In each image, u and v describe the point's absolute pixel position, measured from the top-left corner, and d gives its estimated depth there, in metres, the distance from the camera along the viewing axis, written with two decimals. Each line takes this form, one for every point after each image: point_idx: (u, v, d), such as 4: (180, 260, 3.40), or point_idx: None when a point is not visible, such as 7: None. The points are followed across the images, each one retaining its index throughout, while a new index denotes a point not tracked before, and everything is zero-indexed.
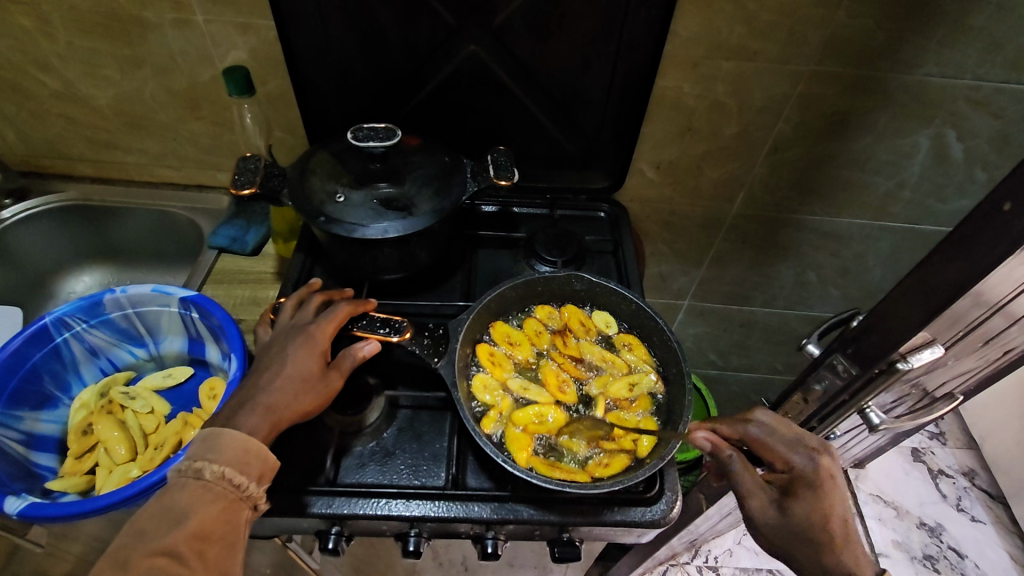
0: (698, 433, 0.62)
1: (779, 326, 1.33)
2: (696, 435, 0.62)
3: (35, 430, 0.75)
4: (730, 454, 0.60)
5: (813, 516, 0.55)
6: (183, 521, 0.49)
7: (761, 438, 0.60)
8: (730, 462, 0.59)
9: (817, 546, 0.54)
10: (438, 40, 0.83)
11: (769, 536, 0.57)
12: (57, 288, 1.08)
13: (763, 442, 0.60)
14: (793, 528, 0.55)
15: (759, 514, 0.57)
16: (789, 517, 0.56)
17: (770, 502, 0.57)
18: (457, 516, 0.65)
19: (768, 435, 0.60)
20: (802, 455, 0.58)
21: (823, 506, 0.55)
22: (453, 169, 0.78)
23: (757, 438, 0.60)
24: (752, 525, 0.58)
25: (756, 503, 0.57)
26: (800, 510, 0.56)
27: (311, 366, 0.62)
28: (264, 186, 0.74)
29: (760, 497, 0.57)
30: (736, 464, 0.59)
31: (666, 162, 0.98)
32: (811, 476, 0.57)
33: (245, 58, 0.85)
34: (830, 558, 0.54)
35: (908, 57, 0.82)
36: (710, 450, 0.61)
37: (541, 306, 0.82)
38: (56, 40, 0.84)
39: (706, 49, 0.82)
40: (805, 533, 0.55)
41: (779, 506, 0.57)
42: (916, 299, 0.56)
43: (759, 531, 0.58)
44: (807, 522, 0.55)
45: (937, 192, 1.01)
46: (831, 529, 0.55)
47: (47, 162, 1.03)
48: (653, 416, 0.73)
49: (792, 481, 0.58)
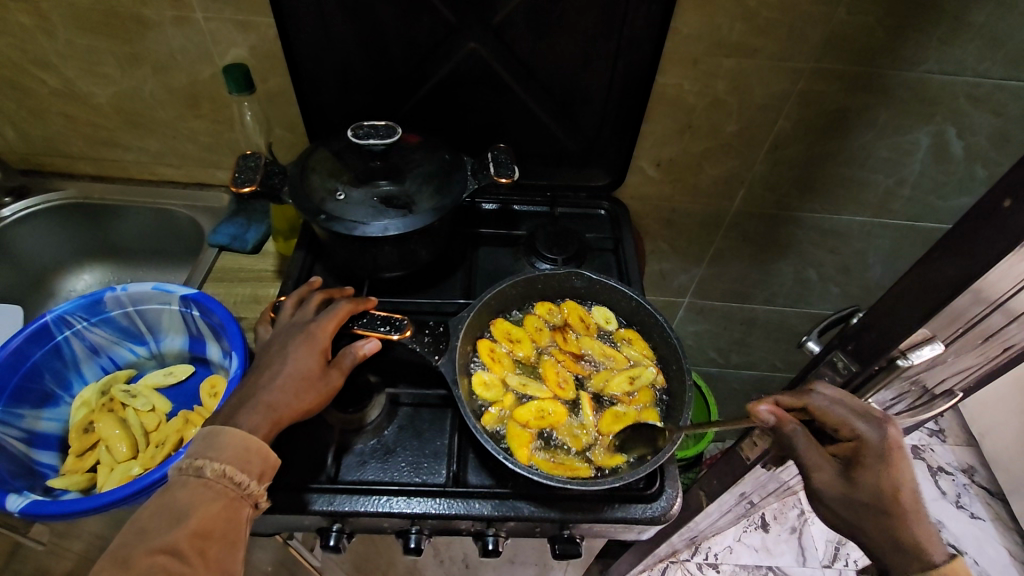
0: (759, 407, 0.58)
1: (779, 324, 1.34)
2: (758, 410, 0.58)
3: (37, 428, 0.75)
4: (794, 429, 0.57)
5: (883, 490, 0.54)
6: (184, 520, 0.49)
7: (825, 410, 0.56)
8: (793, 437, 0.57)
9: (887, 519, 0.54)
10: (438, 38, 0.83)
11: (837, 507, 0.57)
12: (58, 286, 1.08)
13: (828, 414, 0.56)
14: (862, 501, 0.55)
15: (825, 487, 0.56)
16: (857, 491, 0.55)
17: (836, 475, 0.56)
18: (458, 513, 0.65)
19: (831, 405, 0.56)
20: (869, 425, 0.55)
21: (892, 479, 0.54)
22: (454, 167, 0.78)
23: (821, 409, 0.56)
24: (819, 497, 0.58)
25: (821, 477, 0.56)
26: (868, 485, 0.54)
27: (312, 364, 0.62)
28: (264, 184, 0.74)
29: (825, 470, 0.56)
30: (799, 437, 0.57)
31: (666, 159, 0.98)
32: (880, 448, 0.54)
33: (245, 56, 0.85)
34: (903, 530, 0.54)
35: (909, 54, 0.82)
36: (773, 425, 0.57)
37: (542, 303, 0.82)
38: (55, 38, 0.84)
39: (707, 46, 0.82)
40: (874, 506, 0.54)
41: (846, 478, 0.56)
42: (917, 296, 0.56)
43: (827, 503, 0.57)
44: (875, 496, 0.54)
45: (937, 189, 1.01)
46: (901, 502, 0.54)
47: (47, 160, 1.03)
48: (653, 408, 0.73)
49: (857, 452, 0.55)
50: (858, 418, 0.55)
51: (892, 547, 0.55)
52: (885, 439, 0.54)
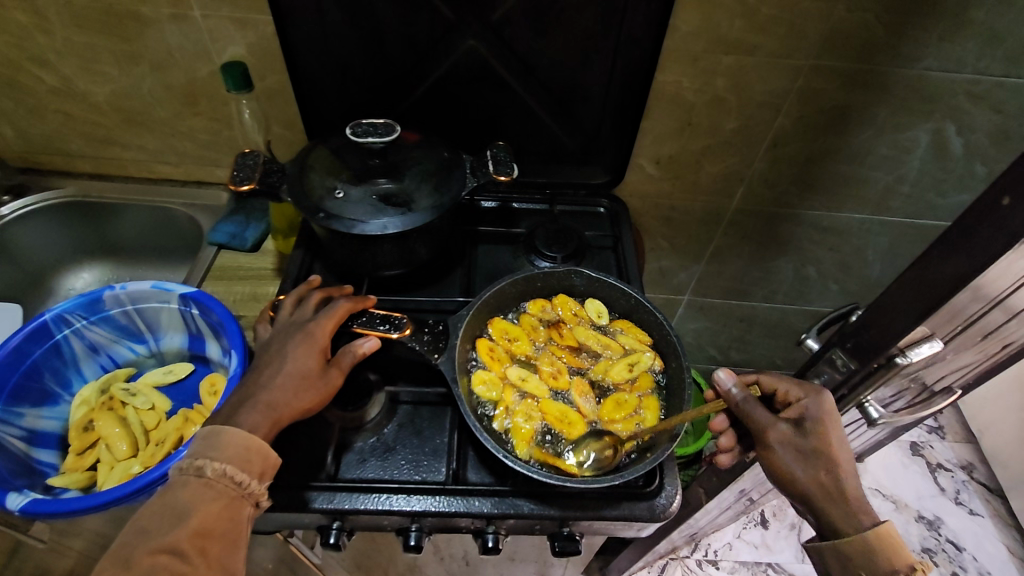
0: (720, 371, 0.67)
1: (779, 321, 1.34)
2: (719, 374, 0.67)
3: (37, 427, 0.75)
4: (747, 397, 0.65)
5: (830, 442, 0.60)
6: (185, 519, 0.49)
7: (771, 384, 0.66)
8: (748, 402, 0.65)
9: (835, 472, 0.59)
10: (437, 35, 0.82)
11: (792, 463, 0.60)
12: (57, 284, 1.08)
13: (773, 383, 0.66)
14: (813, 452, 0.60)
15: (782, 442, 0.61)
16: (809, 441, 0.60)
17: (789, 430, 0.62)
18: (458, 511, 0.66)
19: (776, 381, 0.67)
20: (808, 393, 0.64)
21: (836, 434, 0.61)
22: (452, 164, 0.78)
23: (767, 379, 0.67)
24: (773, 458, 0.61)
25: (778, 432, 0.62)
26: (818, 437, 0.61)
27: (312, 362, 0.62)
28: (262, 182, 0.74)
29: (781, 426, 0.62)
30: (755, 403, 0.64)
31: (665, 157, 0.98)
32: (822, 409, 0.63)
33: (243, 54, 0.85)
34: (846, 485, 0.59)
35: (908, 51, 0.81)
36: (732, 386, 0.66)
37: (534, 301, 0.82)
38: (53, 36, 0.84)
39: (706, 43, 0.82)
40: (824, 458, 0.60)
41: (798, 433, 0.61)
42: (915, 294, 0.56)
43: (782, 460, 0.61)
44: (825, 447, 0.60)
45: (937, 186, 1.01)
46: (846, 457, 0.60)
47: (45, 158, 1.02)
48: (654, 394, 0.74)
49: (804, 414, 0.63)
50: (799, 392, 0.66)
51: (840, 504, 0.59)
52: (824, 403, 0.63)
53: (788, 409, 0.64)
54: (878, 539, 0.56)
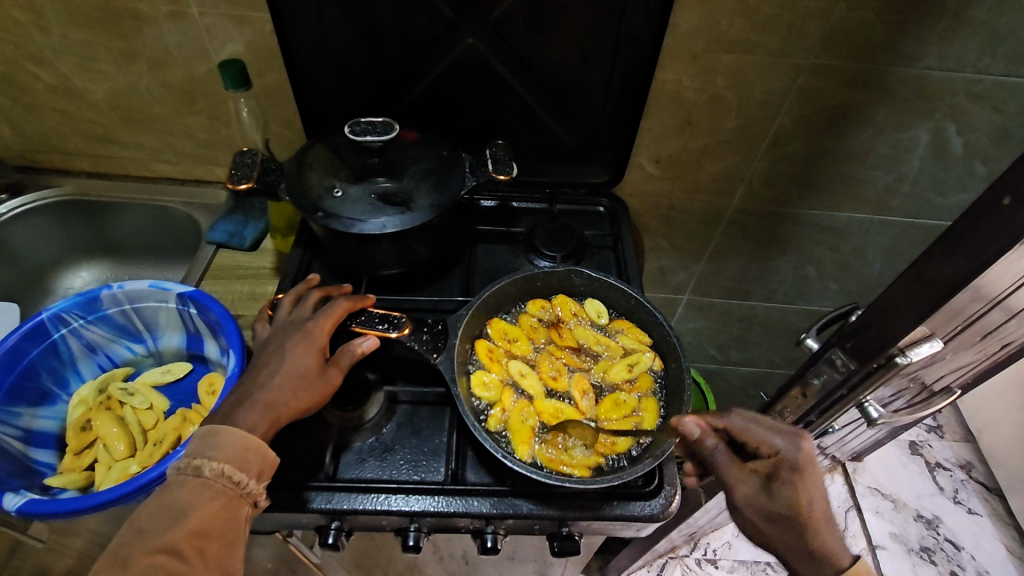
0: (686, 419, 0.62)
1: (778, 320, 1.33)
2: (685, 422, 0.62)
3: (34, 426, 0.75)
4: (716, 446, 0.61)
5: (798, 503, 0.58)
6: (183, 519, 0.49)
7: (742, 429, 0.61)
8: (716, 453, 0.61)
9: (799, 530, 0.58)
10: (436, 33, 0.82)
11: (757, 522, 0.59)
12: (55, 283, 1.08)
13: (744, 430, 0.62)
14: (779, 513, 0.58)
15: (746, 502, 0.59)
16: (775, 502, 0.59)
17: (755, 488, 0.60)
18: (457, 511, 0.65)
19: (750, 423, 0.62)
20: (782, 444, 0.60)
21: (805, 491, 0.59)
22: (451, 163, 0.78)
23: (738, 426, 0.62)
24: (737, 512, 0.61)
25: (743, 492, 0.60)
26: (786, 498, 0.59)
27: (310, 362, 0.62)
28: (261, 181, 0.73)
29: (746, 485, 0.60)
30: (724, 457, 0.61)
31: (665, 156, 0.97)
32: (794, 464, 0.59)
33: (241, 52, 0.84)
34: (814, 541, 0.59)
35: (909, 50, 0.81)
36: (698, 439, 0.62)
37: (533, 301, 0.81)
38: (50, 33, 0.84)
39: (706, 42, 0.81)
40: (791, 518, 0.58)
41: (765, 491, 0.59)
42: (916, 294, 0.56)
43: (747, 518, 0.60)
44: (791, 508, 0.58)
45: (937, 186, 1.01)
46: (815, 513, 0.58)
47: (43, 157, 1.02)
48: (653, 395, 0.74)
49: (773, 469, 0.60)
50: (775, 436, 0.61)
51: (807, 557, 0.59)
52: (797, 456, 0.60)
53: (759, 460, 0.61)
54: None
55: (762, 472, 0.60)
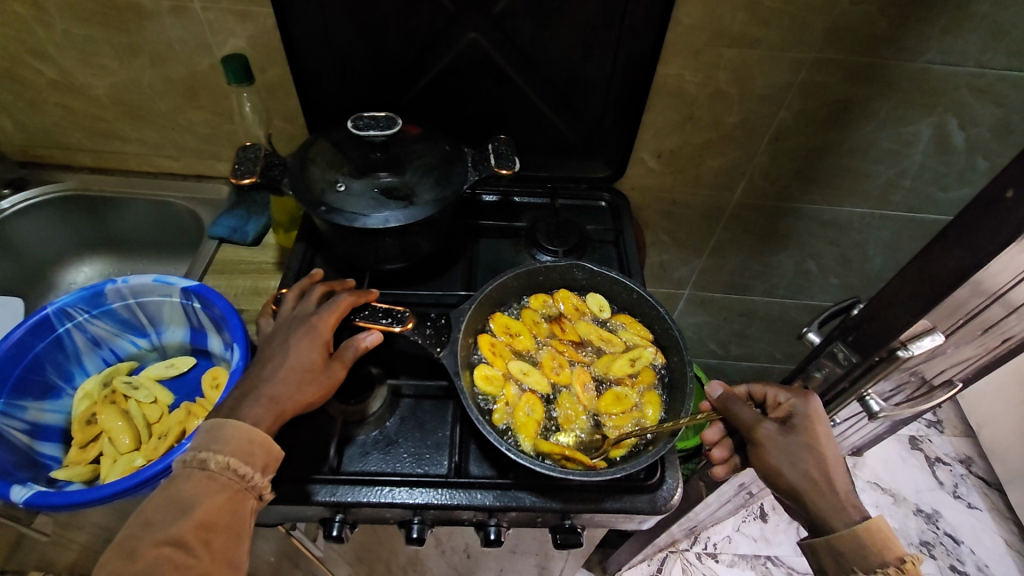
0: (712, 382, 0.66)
1: (779, 315, 1.34)
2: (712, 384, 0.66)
3: (40, 420, 0.76)
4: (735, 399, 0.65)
5: (815, 442, 0.61)
6: (189, 512, 0.50)
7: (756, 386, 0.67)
8: (737, 405, 0.65)
9: (821, 468, 0.60)
10: (438, 28, 0.82)
11: (781, 461, 0.60)
12: (58, 278, 1.08)
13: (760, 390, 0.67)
14: (799, 452, 0.61)
15: (769, 442, 0.61)
16: (796, 442, 0.61)
17: (776, 430, 0.62)
18: (460, 504, 0.66)
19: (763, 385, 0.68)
20: (794, 397, 0.65)
21: (819, 434, 0.62)
22: (454, 158, 0.78)
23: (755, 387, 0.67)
24: (763, 456, 0.62)
25: (767, 434, 0.62)
26: (804, 437, 0.61)
27: (314, 356, 0.62)
28: (264, 176, 0.74)
29: (767, 426, 0.62)
30: (745, 408, 0.64)
31: (666, 150, 0.98)
32: (806, 411, 0.63)
33: (244, 46, 0.84)
34: (835, 482, 0.60)
35: (911, 44, 0.81)
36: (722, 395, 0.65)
37: (535, 296, 0.81)
38: (52, 28, 0.84)
39: (708, 36, 0.81)
40: (810, 457, 0.60)
41: (785, 433, 0.62)
42: (917, 287, 0.56)
43: (773, 460, 0.61)
44: (810, 446, 0.61)
45: (938, 181, 1.01)
46: (832, 455, 0.61)
47: (45, 152, 1.02)
48: (655, 389, 0.74)
49: (788, 417, 0.64)
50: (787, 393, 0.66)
51: (829, 499, 0.59)
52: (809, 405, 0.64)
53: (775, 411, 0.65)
54: (867, 533, 0.57)
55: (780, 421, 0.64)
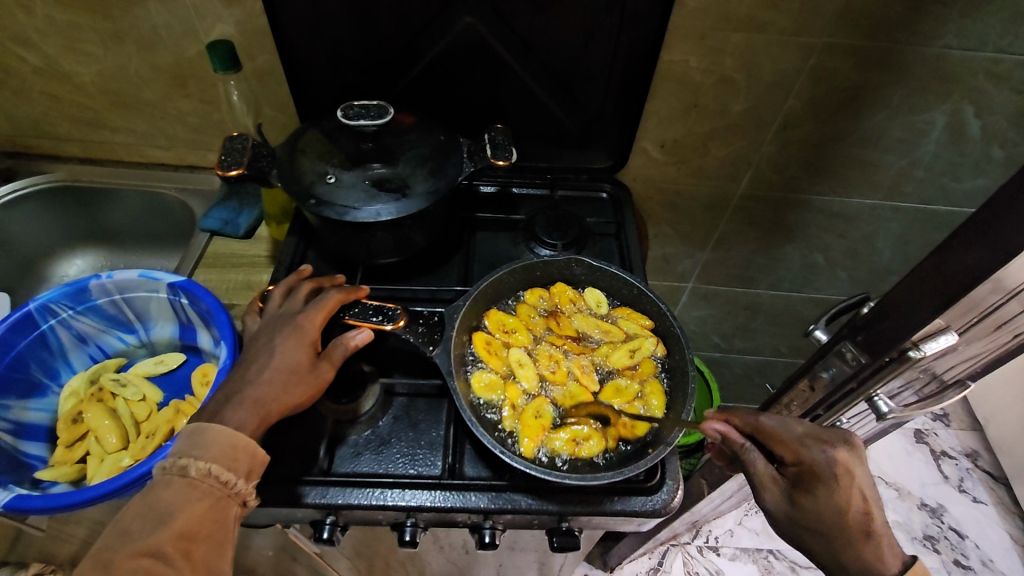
0: (709, 424, 0.57)
1: (784, 308, 1.31)
2: (706, 427, 0.57)
3: (24, 418, 0.74)
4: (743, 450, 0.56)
5: (827, 515, 0.53)
6: (168, 521, 0.48)
7: (771, 428, 0.56)
8: (745, 456, 0.56)
9: (831, 544, 0.53)
10: (432, 12, 0.79)
11: (782, 527, 0.55)
12: (50, 271, 1.06)
13: (779, 431, 0.56)
14: (808, 527, 0.54)
15: (775, 511, 0.55)
16: (803, 515, 0.54)
17: (782, 496, 0.55)
18: (454, 506, 0.64)
19: (781, 423, 0.56)
20: (815, 450, 0.54)
21: (837, 501, 0.53)
22: (449, 148, 0.75)
23: (772, 427, 0.56)
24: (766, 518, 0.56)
25: (770, 500, 0.55)
26: (816, 509, 0.53)
27: (301, 356, 0.60)
28: (251, 167, 0.71)
29: (772, 489, 0.55)
30: (754, 459, 0.56)
31: (669, 140, 0.94)
32: (826, 471, 0.54)
33: (231, 32, 0.81)
34: (852, 552, 0.53)
35: (927, 28, 0.78)
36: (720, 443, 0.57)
37: (532, 290, 0.79)
38: (35, 14, 0.81)
39: (713, 20, 0.78)
40: (821, 531, 0.53)
41: (793, 500, 0.54)
42: (931, 286, 0.54)
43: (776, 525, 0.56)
44: (822, 520, 0.53)
45: (951, 171, 0.97)
46: (852, 525, 0.53)
47: (32, 142, 1.00)
48: (656, 380, 0.72)
49: (804, 476, 0.54)
50: (808, 442, 0.55)
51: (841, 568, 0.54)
52: (832, 461, 0.54)
53: (790, 465, 0.56)
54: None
55: (794, 478, 0.55)
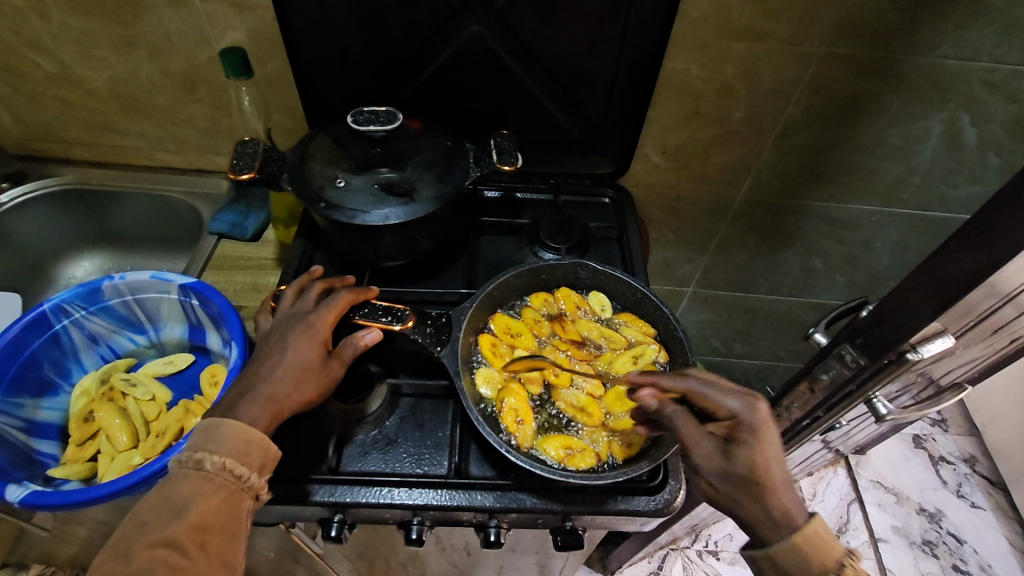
0: (643, 391, 0.61)
1: (783, 313, 1.32)
2: (642, 394, 0.61)
3: (37, 417, 0.75)
4: (674, 410, 0.59)
5: (754, 463, 0.55)
6: (184, 513, 0.49)
7: (698, 388, 0.60)
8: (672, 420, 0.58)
9: (759, 493, 0.54)
10: (440, 21, 0.81)
11: (712, 482, 0.56)
12: (58, 273, 1.07)
13: (703, 393, 0.59)
14: (736, 475, 0.55)
15: (702, 464, 0.56)
16: (732, 462, 0.55)
17: (714, 450, 0.56)
18: (460, 505, 0.65)
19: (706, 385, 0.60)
20: (740, 402, 0.57)
21: (760, 450, 0.55)
22: (455, 153, 0.77)
23: (697, 389, 0.60)
24: (695, 475, 0.57)
25: (700, 454, 0.56)
26: (740, 458, 0.55)
27: (312, 354, 0.61)
28: (262, 171, 0.72)
29: (703, 445, 0.57)
30: (681, 419, 0.58)
31: (671, 146, 0.96)
32: (750, 422, 0.56)
33: (243, 39, 0.83)
34: (771, 500, 0.54)
35: (923, 39, 0.80)
36: (656, 407, 0.60)
37: (537, 294, 0.80)
38: (49, 20, 0.82)
39: (715, 30, 0.80)
40: (746, 478, 0.55)
41: (722, 453, 0.56)
42: (929, 289, 0.55)
43: (704, 481, 0.57)
44: (747, 467, 0.55)
45: (949, 178, 0.99)
46: (774, 473, 0.55)
47: (43, 145, 1.01)
48: None
49: (731, 430, 0.57)
50: (731, 396, 0.58)
51: (764, 520, 0.55)
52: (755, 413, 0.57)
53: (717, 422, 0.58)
54: (805, 544, 0.53)
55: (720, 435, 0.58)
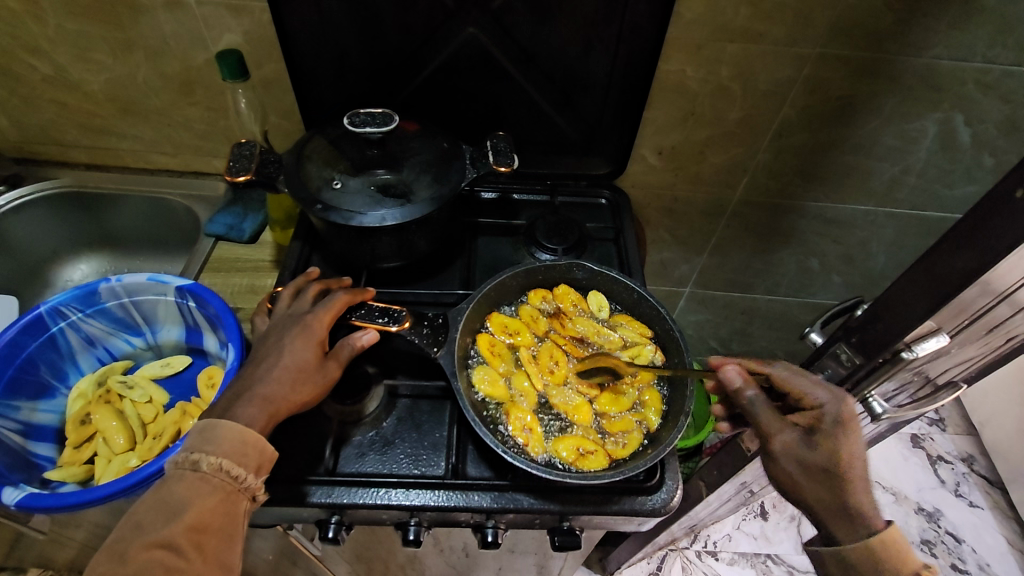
0: (727, 367, 0.62)
1: (780, 313, 1.33)
2: (726, 369, 0.62)
3: (33, 420, 0.75)
4: (755, 395, 0.60)
5: (840, 456, 0.56)
6: (180, 514, 0.49)
7: (784, 377, 0.61)
8: (755, 402, 0.60)
9: (840, 486, 0.56)
10: (436, 23, 0.81)
11: (792, 471, 0.57)
12: (55, 275, 1.07)
13: (787, 382, 0.61)
14: (818, 467, 0.56)
15: (785, 451, 0.57)
16: (816, 454, 0.57)
17: (799, 438, 0.58)
18: (457, 506, 0.65)
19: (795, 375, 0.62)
20: (827, 397, 0.59)
21: (848, 447, 0.57)
22: (452, 154, 0.77)
23: (782, 377, 0.61)
24: (774, 462, 0.58)
25: (783, 441, 0.58)
26: (824, 450, 0.56)
27: (309, 355, 0.61)
28: (259, 173, 0.72)
29: (789, 433, 0.58)
30: (762, 403, 0.60)
31: (667, 147, 0.96)
32: (836, 417, 0.58)
33: (239, 42, 0.83)
34: (851, 497, 0.56)
35: (917, 40, 0.80)
36: (739, 386, 0.61)
37: (536, 291, 0.81)
38: (46, 23, 0.82)
39: (710, 32, 0.80)
40: (830, 472, 0.56)
41: (805, 443, 0.57)
42: (923, 289, 0.55)
43: (783, 468, 0.58)
44: (834, 461, 0.56)
45: (943, 178, 0.99)
46: (853, 472, 0.56)
47: (40, 148, 1.01)
48: (654, 387, 0.73)
49: (814, 422, 0.59)
50: (819, 390, 0.60)
51: (841, 518, 0.56)
52: (839, 410, 0.58)
53: (800, 414, 0.60)
54: (881, 546, 0.54)
55: (804, 425, 0.59)
